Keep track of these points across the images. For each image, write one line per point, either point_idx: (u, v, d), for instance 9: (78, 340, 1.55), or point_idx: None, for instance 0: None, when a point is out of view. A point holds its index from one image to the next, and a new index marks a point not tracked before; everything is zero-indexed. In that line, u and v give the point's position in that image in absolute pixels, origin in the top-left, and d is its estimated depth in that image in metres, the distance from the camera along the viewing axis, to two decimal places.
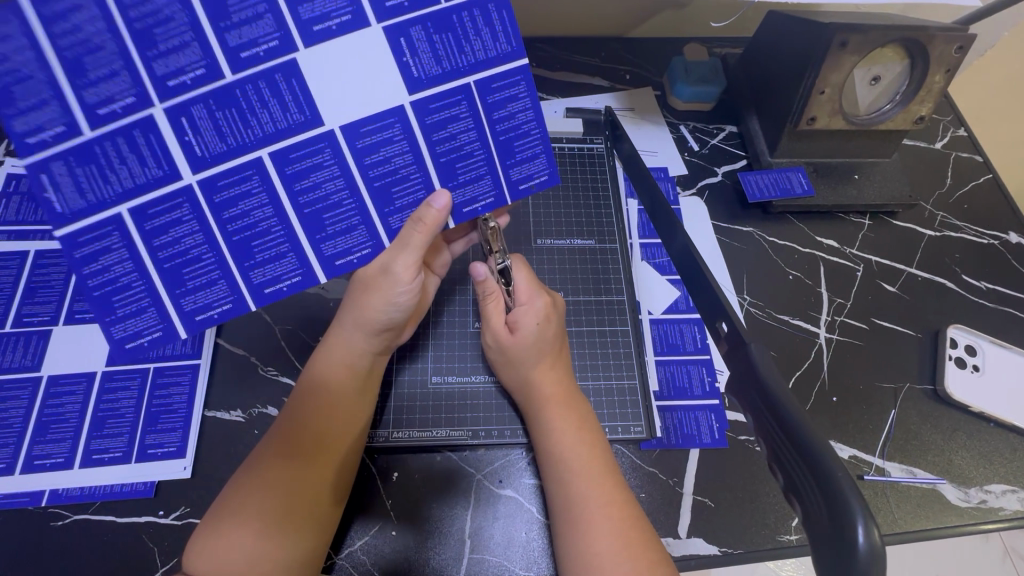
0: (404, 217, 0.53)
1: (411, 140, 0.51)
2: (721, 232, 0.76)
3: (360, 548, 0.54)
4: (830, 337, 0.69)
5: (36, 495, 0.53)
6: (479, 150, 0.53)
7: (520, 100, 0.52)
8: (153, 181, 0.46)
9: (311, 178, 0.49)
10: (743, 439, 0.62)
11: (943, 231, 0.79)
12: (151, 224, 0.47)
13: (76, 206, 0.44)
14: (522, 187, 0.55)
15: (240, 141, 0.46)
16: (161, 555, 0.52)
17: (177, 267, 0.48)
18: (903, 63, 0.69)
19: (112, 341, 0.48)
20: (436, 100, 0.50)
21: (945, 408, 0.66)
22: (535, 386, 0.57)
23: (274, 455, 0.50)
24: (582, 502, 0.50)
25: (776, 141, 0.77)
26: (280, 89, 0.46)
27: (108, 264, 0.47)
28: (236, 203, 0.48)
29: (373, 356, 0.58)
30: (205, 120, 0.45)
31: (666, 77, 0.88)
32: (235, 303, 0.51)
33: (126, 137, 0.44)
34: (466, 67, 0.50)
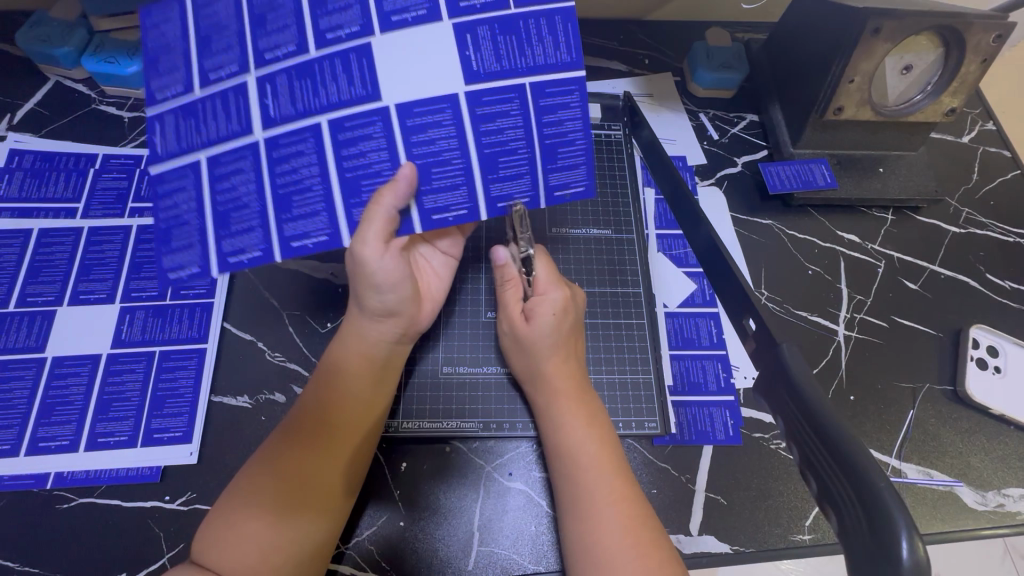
0: (436, 200, 0.51)
1: (459, 128, 0.50)
2: (739, 224, 0.74)
3: (367, 537, 0.54)
4: (849, 334, 0.68)
5: (41, 477, 0.53)
6: (524, 148, 0.51)
7: (572, 108, 0.51)
8: (229, 134, 0.49)
9: (358, 147, 0.49)
10: (758, 436, 0.60)
11: (968, 228, 0.76)
12: (219, 171, 0.49)
13: (169, 150, 0.50)
14: (558, 196, 0.53)
15: (307, 105, 0.48)
16: (167, 540, 0.51)
17: (228, 211, 0.49)
18: (938, 52, 0.67)
19: (161, 271, 0.50)
20: (491, 93, 0.50)
21: (965, 409, 0.64)
22: (547, 380, 0.56)
23: (287, 442, 0.49)
24: (593, 494, 0.49)
25: (800, 132, 0.74)
26: (350, 65, 0.48)
27: (179, 202, 0.50)
28: (289, 161, 0.49)
29: (391, 345, 0.55)
30: (285, 88, 0.48)
31: (686, 62, 0.85)
32: (265, 252, 0.49)
33: (220, 97, 0.49)
34: (525, 69, 0.50)
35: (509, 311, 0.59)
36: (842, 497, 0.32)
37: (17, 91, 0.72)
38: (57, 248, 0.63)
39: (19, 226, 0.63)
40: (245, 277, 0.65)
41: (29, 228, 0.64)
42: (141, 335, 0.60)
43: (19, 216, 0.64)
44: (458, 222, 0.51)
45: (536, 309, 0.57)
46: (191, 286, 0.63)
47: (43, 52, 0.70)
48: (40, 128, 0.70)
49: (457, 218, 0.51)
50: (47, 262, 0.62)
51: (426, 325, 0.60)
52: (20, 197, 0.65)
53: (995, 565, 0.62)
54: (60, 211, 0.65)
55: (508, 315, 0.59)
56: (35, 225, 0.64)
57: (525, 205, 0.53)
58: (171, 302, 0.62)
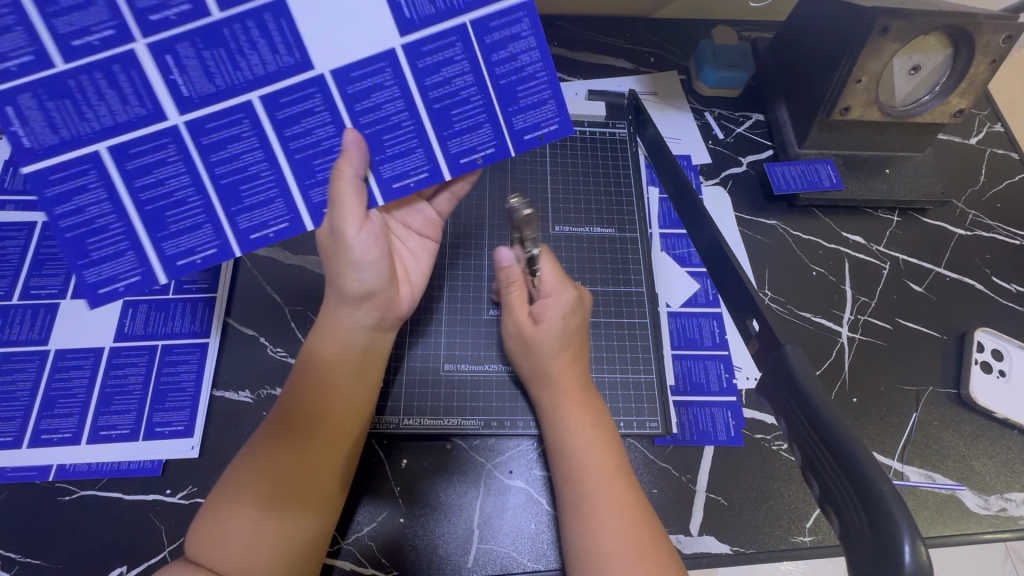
0: (394, 168, 0.52)
1: (401, 86, 0.50)
2: (743, 224, 0.74)
3: (367, 534, 0.54)
4: (852, 336, 0.67)
5: (43, 469, 0.53)
6: (475, 95, 0.52)
7: (523, 39, 0.51)
8: (202, 97, 0.46)
9: (302, 124, 0.49)
10: (760, 437, 0.60)
11: (975, 230, 0.76)
12: (207, 138, 0.47)
13: (122, 117, 0.45)
14: (529, 138, 0.54)
15: (227, 82, 0.46)
16: (168, 533, 0.52)
17: (161, 209, 0.48)
18: (947, 53, 0.66)
19: (85, 285, 0.48)
20: (427, 41, 0.48)
21: (969, 412, 0.64)
22: (553, 379, 0.56)
23: (271, 438, 0.49)
24: (593, 493, 0.49)
25: (806, 131, 0.74)
26: (268, 29, 0.45)
27: (84, 204, 0.47)
28: (224, 147, 0.48)
29: (368, 332, 0.54)
30: (192, 58, 0.44)
31: (692, 61, 0.84)
32: (220, 247, 0.50)
33: (171, 53, 0.44)
34: (459, 8, 0.48)
35: (517, 313, 0.59)
36: (846, 502, 0.32)
37: None
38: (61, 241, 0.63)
39: (23, 219, 0.64)
40: (248, 272, 0.65)
41: (33, 221, 0.64)
42: (144, 329, 0.60)
43: (23, 209, 0.64)
44: (421, 185, 0.53)
45: (546, 312, 0.57)
46: (192, 281, 0.63)
47: None
48: None
49: (419, 181, 0.53)
50: (51, 255, 0.62)
51: (408, 310, 0.58)
52: (24, 190, 0.65)
53: (995, 567, 0.62)
54: None
55: (515, 316, 0.59)
56: (39, 218, 0.64)
57: (490, 155, 0.54)
58: (173, 297, 0.62)
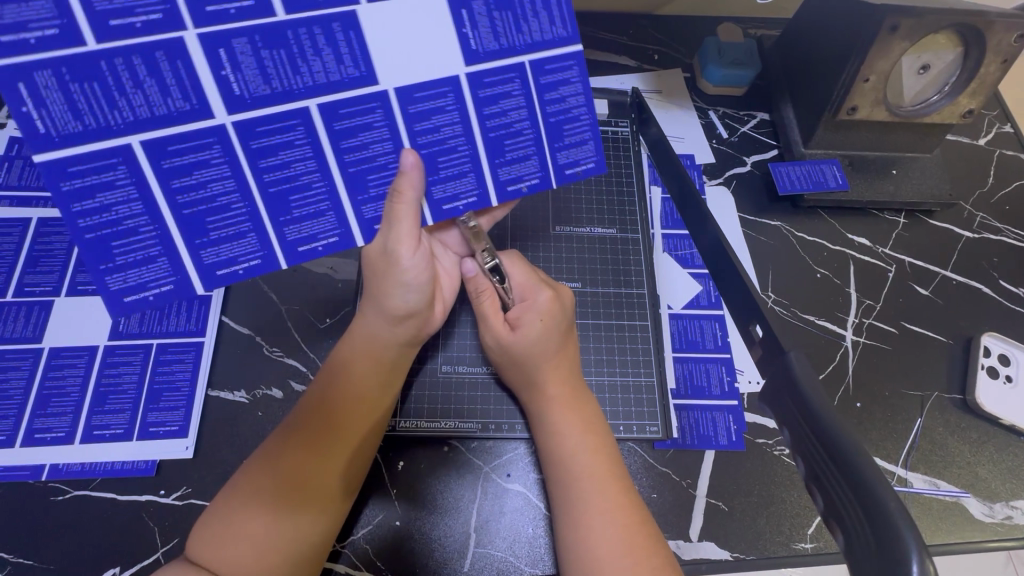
0: (447, 189, 0.51)
1: (462, 111, 0.49)
2: (747, 225, 0.73)
3: (362, 536, 0.53)
4: (856, 339, 0.67)
5: (36, 469, 0.52)
6: (528, 129, 0.51)
7: (572, 84, 0.51)
8: (175, 114, 0.41)
9: (359, 138, 0.47)
10: (761, 442, 0.59)
11: (982, 233, 0.75)
12: (170, 163, 0.42)
13: (68, 130, 0.39)
14: (568, 174, 0.55)
15: (284, 85, 0.43)
16: (162, 534, 0.51)
17: (199, 215, 0.45)
18: (957, 51, 0.65)
19: (109, 294, 0.44)
20: (492, 73, 0.48)
21: (974, 418, 0.63)
22: (540, 385, 0.55)
23: (295, 437, 0.49)
24: (587, 497, 0.49)
25: (812, 131, 0.73)
26: (336, 39, 0.42)
27: (111, 202, 0.42)
28: (276, 153, 0.45)
29: (401, 347, 0.54)
30: (248, 56, 0.41)
31: (696, 59, 0.83)
32: (264, 258, 0.48)
33: (142, 58, 0.39)
34: (522, 46, 0.48)
35: (494, 326, 0.57)
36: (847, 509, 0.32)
37: None
38: (56, 238, 0.62)
39: (17, 216, 0.63)
40: None
41: (28, 217, 0.63)
42: (139, 327, 0.59)
43: (18, 205, 0.63)
44: (470, 209, 0.53)
45: (520, 319, 0.56)
46: None
47: None
48: None
49: (468, 205, 0.53)
50: (45, 252, 0.62)
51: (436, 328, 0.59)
52: (20, 185, 0.64)
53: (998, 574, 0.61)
54: None
55: (493, 328, 0.57)
56: (34, 214, 0.63)
57: (533, 186, 0.54)
58: None
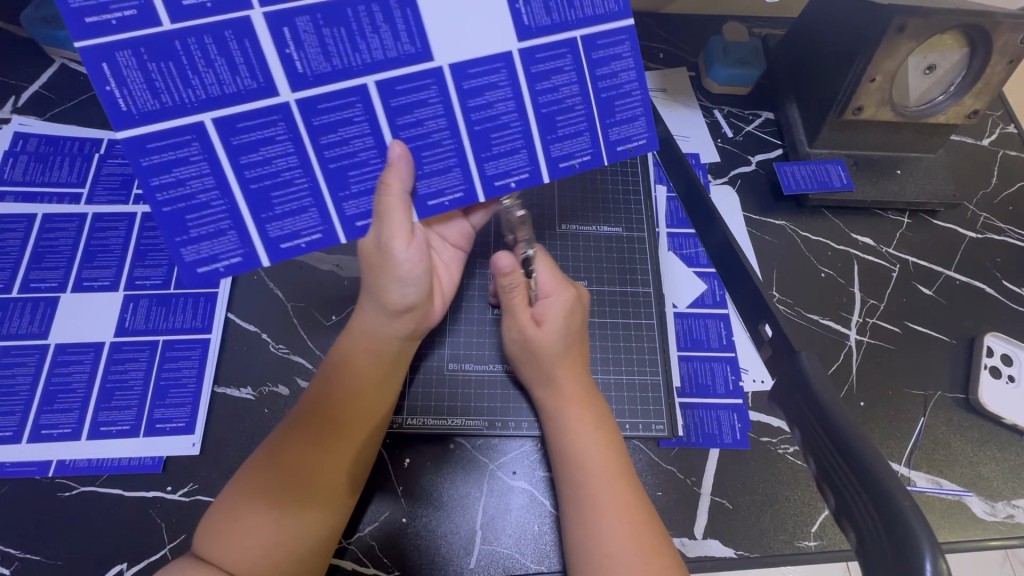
0: (499, 165, 0.51)
1: (515, 89, 0.49)
2: (752, 224, 0.73)
3: (368, 532, 0.53)
4: (860, 339, 0.67)
5: (43, 465, 0.52)
6: (580, 105, 0.51)
7: (624, 60, 0.51)
8: (242, 93, 0.42)
9: (414, 115, 0.47)
10: (765, 440, 0.59)
11: (985, 233, 0.75)
12: (238, 139, 0.43)
13: (147, 107, 0.41)
14: (620, 149, 0.54)
15: (344, 62, 0.43)
16: (169, 531, 0.51)
17: (265, 189, 0.46)
18: (963, 52, 0.65)
19: (184, 264, 0.45)
20: (543, 49, 0.48)
21: (977, 418, 0.63)
22: (554, 386, 0.55)
23: (299, 435, 0.49)
24: (598, 492, 0.49)
25: (817, 131, 0.73)
26: (393, 17, 0.43)
27: (184, 176, 0.43)
28: (336, 130, 0.45)
29: (402, 342, 0.54)
30: (310, 34, 0.42)
31: (702, 58, 0.83)
32: (325, 233, 0.48)
33: (213, 37, 0.40)
34: (576, 22, 0.48)
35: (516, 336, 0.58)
36: (859, 510, 0.32)
37: (21, 73, 0.71)
38: (61, 233, 0.62)
39: (22, 211, 0.63)
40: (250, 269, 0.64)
41: (33, 213, 0.63)
42: (145, 323, 0.59)
43: (23, 201, 0.63)
44: (520, 185, 0.52)
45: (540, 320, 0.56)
46: None
47: (49, 34, 0.69)
48: (45, 111, 0.69)
49: (519, 181, 0.52)
50: (51, 248, 0.62)
51: (435, 322, 0.59)
52: (24, 181, 0.64)
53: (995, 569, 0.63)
54: (64, 196, 0.64)
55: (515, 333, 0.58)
56: (39, 210, 0.63)
57: (584, 164, 0.53)
58: (175, 291, 0.61)
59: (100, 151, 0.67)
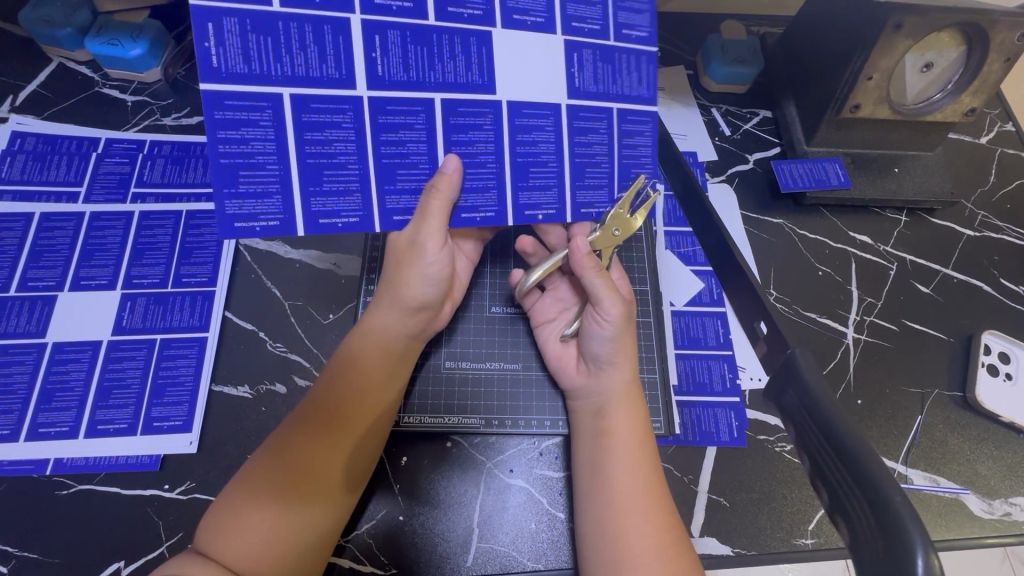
0: (531, 198, 0.53)
1: (558, 135, 0.52)
2: (749, 223, 0.73)
3: (365, 530, 0.53)
4: (858, 337, 0.67)
5: (41, 463, 0.52)
6: (607, 162, 0.54)
7: (646, 135, 0.55)
8: (324, 79, 0.44)
9: (468, 134, 0.49)
10: (763, 438, 0.60)
11: (983, 231, 0.75)
12: (309, 117, 0.45)
13: (236, 68, 0.42)
14: (632, 172, 0.55)
15: (419, 76, 0.46)
16: (166, 529, 0.51)
17: (319, 166, 0.46)
18: (960, 50, 0.65)
19: (225, 216, 0.45)
20: (587, 111, 0.52)
21: (974, 416, 0.63)
22: (604, 385, 0.55)
23: (308, 429, 0.49)
24: (624, 489, 0.49)
25: (815, 129, 0.73)
26: (469, 51, 0.47)
27: (251, 137, 0.44)
28: (397, 130, 0.47)
29: (407, 340, 0.55)
30: (396, 47, 0.45)
31: (700, 56, 0.83)
32: (362, 219, 0.49)
33: (314, 29, 0.43)
34: (616, 95, 0.53)
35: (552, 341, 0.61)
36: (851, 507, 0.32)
37: (19, 72, 0.71)
38: (59, 232, 0.62)
39: (20, 210, 0.63)
40: (247, 268, 0.64)
41: (31, 212, 0.63)
42: (142, 322, 0.59)
43: (21, 200, 0.63)
44: (546, 220, 0.53)
45: (609, 313, 0.54)
46: (192, 274, 0.62)
47: (49, 34, 0.69)
48: (44, 111, 0.69)
49: (547, 216, 0.53)
50: (49, 246, 0.62)
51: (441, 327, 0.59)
52: (22, 180, 0.64)
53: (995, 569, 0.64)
54: (62, 195, 0.64)
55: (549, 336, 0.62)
56: (37, 209, 0.63)
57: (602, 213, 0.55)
58: (172, 290, 0.61)
59: (98, 150, 0.67)
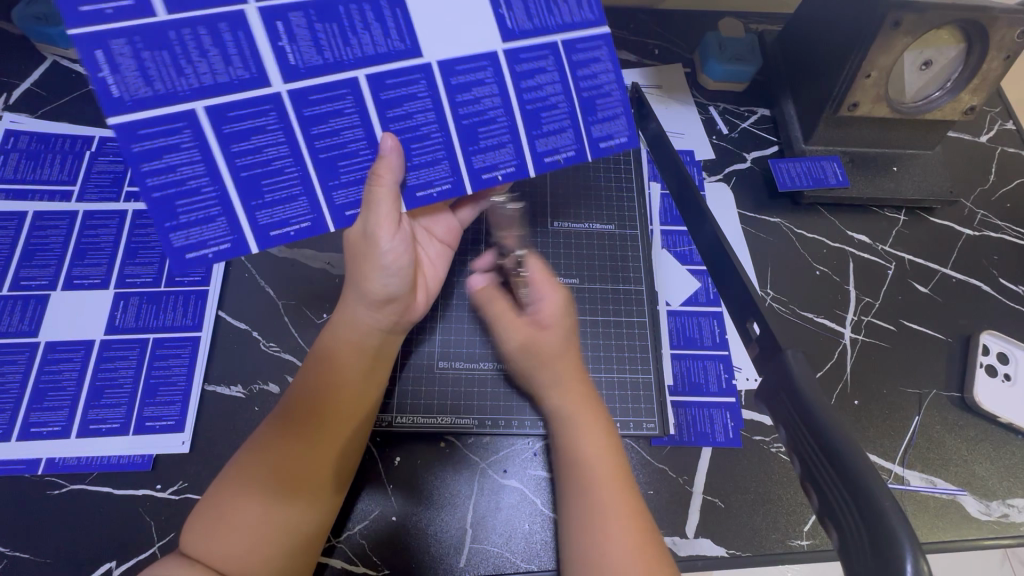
0: (486, 159, 0.50)
1: (501, 85, 0.49)
2: (746, 222, 0.73)
3: (358, 531, 0.53)
4: (855, 337, 0.66)
5: (33, 463, 0.52)
6: (562, 104, 0.51)
7: (603, 62, 0.51)
8: (235, 82, 0.41)
9: (404, 108, 0.47)
10: (758, 439, 0.59)
11: (982, 231, 0.74)
12: (231, 127, 0.42)
13: (139, 94, 0.39)
14: (603, 145, 0.53)
15: (335, 56, 0.43)
16: (158, 529, 0.51)
17: (256, 176, 0.44)
18: (959, 48, 0.64)
19: (172, 249, 0.42)
20: (528, 50, 0.49)
21: (972, 416, 0.63)
22: (558, 386, 0.53)
23: (280, 431, 0.48)
24: (598, 499, 0.46)
25: (813, 128, 0.72)
26: (383, 16, 0.44)
27: (176, 163, 0.42)
28: (326, 121, 0.45)
29: (383, 334, 0.54)
30: (303, 28, 0.42)
31: (697, 53, 0.82)
32: (315, 221, 0.47)
33: (208, 29, 0.40)
34: (556, 27, 0.49)
35: (518, 328, 0.56)
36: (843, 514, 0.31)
37: (13, 70, 0.71)
38: (52, 231, 0.62)
39: (13, 209, 0.63)
40: (241, 267, 0.64)
41: (24, 210, 0.63)
42: (134, 322, 0.59)
43: (14, 199, 0.63)
44: (507, 179, 0.51)
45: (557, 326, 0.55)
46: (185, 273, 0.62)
47: (40, 30, 0.69)
48: (37, 109, 0.69)
49: (506, 175, 0.51)
50: (41, 246, 0.61)
51: (420, 316, 0.59)
52: (15, 179, 0.64)
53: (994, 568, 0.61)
54: (55, 194, 0.64)
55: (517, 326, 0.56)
56: (30, 207, 0.63)
57: (570, 159, 0.52)
58: (165, 289, 0.61)
59: (91, 149, 0.67)
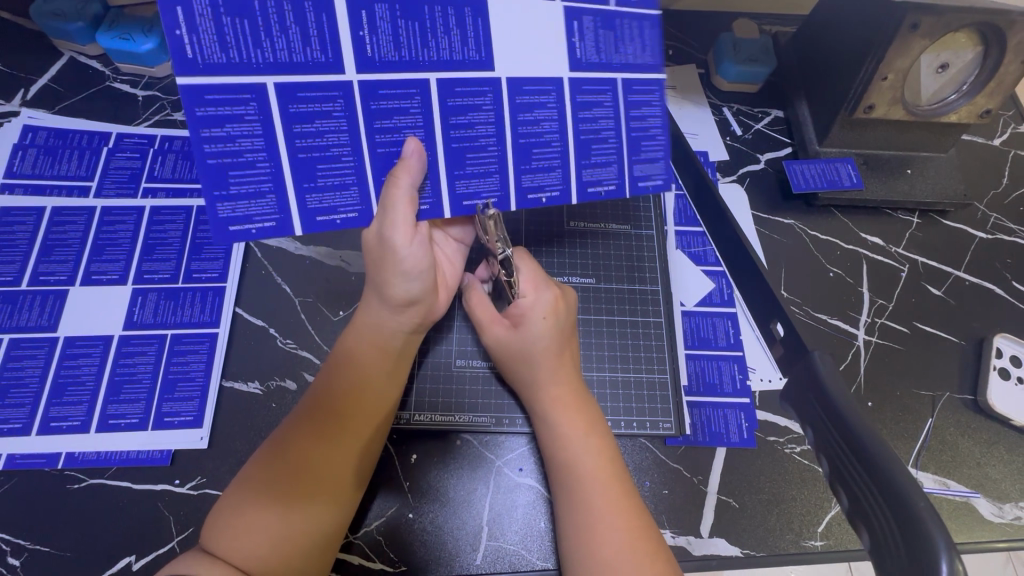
0: (535, 180, 0.51)
1: (561, 112, 0.50)
2: (760, 223, 0.73)
3: (375, 527, 0.53)
4: (868, 339, 0.67)
5: (52, 457, 0.53)
6: (614, 139, 0.52)
7: (653, 106, 0.52)
8: (311, 62, 0.41)
9: (467, 116, 0.47)
10: (772, 440, 0.59)
11: (996, 234, 0.74)
12: (297, 108, 0.42)
13: (212, 59, 0.39)
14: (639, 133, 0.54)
15: (412, 54, 0.43)
16: (177, 524, 0.51)
17: (311, 160, 0.44)
18: (976, 50, 0.64)
19: (216, 220, 0.43)
20: (590, 83, 0.50)
21: (985, 419, 0.63)
22: (546, 387, 0.54)
23: (307, 436, 0.48)
24: (594, 498, 0.48)
25: (828, 129, 0.72)
26: (465, 23, 0.44)
27: (235, 134, 0.41)
28: (391, 116, 0.45)
29: (407, 335, 0.54)
30: (385, 19, 0.42)
31: (711, 54, 0.83)
32: (362, 213, 0.47)
33: (293, 5, 0.40)
34: (619, 65, 0.50)
35: (484, 306, 0.59)
36: (879, 522, 0.32)
37: (29, 66, 0.71)
38: (70, 226, 0.62)
39: (33, 204, 0.63)
40: (257, 263, 0.64)
41: (43, 206, 0.63)
42: (153, 317, 0.59)
43: (32, 194, 0.63)
44: (551, 202, 0.52)
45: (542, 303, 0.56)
46: (203, 269, 0.62)
47: (58, 26, 0.69)
48: (54, 105, 0.69)
49: (551, 198, 0.52)
50: (60, 241, 0.62)
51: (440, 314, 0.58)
52: (34, 174, 0.64)
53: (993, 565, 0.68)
54: (73, 190, 0.64)
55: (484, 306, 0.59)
56: (48, 203, 0.63)
57: (609, 192, 0.54)
58: (183, 286, 0.61)
59: (109, 145, 0.67)
